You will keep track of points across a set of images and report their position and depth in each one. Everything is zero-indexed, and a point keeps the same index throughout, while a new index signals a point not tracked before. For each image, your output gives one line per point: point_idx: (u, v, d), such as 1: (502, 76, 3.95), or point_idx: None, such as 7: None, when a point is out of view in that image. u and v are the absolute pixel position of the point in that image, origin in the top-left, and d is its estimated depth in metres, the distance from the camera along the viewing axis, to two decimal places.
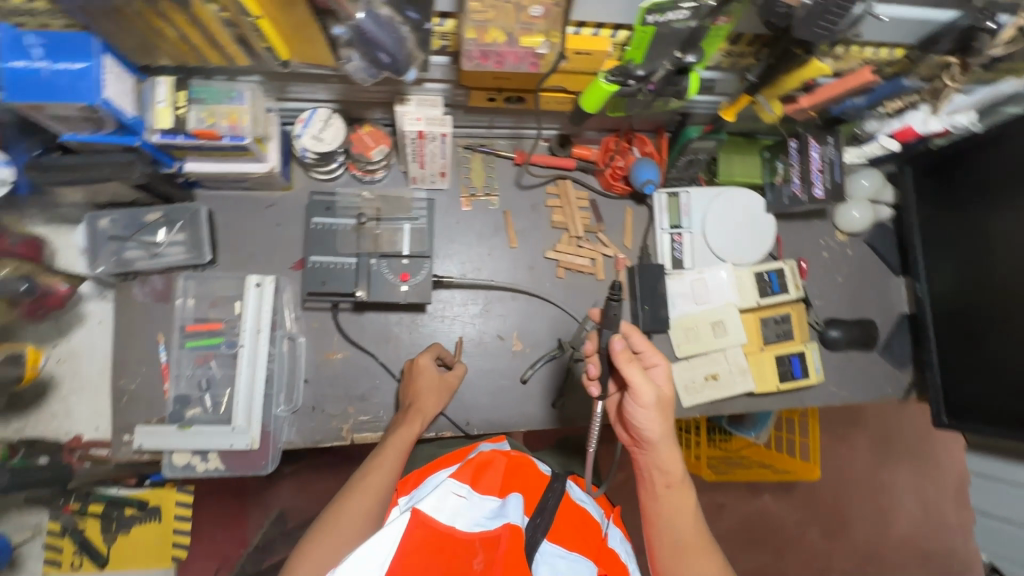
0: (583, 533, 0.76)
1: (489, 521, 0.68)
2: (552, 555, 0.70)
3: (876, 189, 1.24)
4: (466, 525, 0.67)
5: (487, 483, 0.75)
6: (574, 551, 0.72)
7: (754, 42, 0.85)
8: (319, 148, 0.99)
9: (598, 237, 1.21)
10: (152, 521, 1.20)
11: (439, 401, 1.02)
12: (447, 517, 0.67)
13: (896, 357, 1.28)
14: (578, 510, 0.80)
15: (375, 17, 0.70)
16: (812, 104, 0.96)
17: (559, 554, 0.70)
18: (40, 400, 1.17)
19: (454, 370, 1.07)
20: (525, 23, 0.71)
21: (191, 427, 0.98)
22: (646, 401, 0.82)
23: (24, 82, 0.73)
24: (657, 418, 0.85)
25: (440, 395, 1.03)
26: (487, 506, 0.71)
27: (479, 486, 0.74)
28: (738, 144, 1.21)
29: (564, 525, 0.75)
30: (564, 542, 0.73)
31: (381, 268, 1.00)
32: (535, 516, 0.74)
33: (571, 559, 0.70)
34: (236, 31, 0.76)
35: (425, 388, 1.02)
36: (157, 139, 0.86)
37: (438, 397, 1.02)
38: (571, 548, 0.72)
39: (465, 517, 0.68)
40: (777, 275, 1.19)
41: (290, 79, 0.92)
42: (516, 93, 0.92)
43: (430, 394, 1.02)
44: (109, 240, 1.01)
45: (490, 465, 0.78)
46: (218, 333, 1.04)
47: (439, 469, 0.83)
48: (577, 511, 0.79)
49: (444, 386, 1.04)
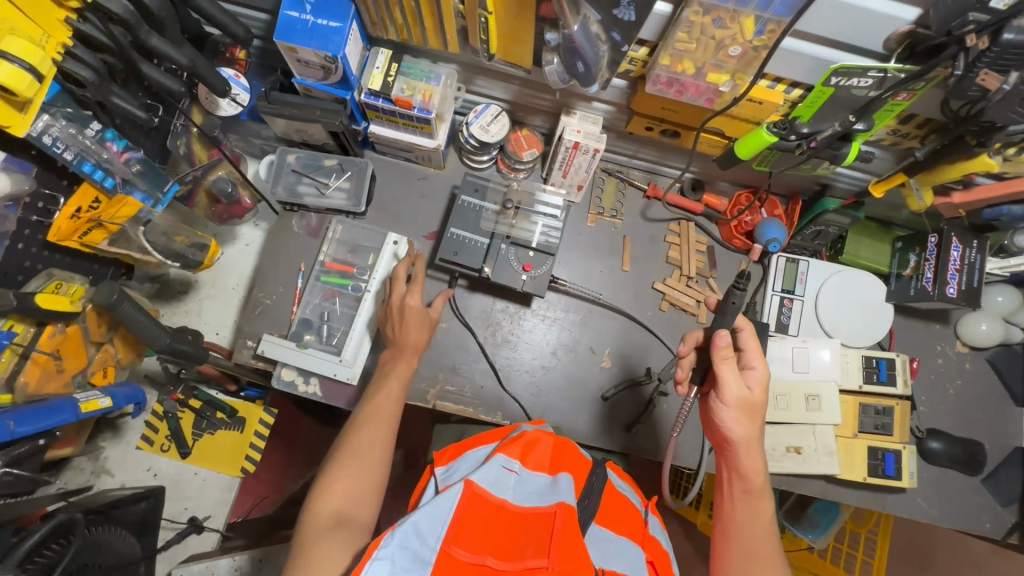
0: (626, 518, 0.80)
1: (542, 500, 0.73)
2: (602, 536, 0.75)
3: (1012, 308, 1.18)
4: (519, 500, 0.72)
5: (535, 459, 0.79)
6: (622, 534, 0.76)
7: (923, 126, 0.87)
8: (483, 138, 1.11)
9: (707, 282, 1.24)
10: (234, 430, 1.32)
11: (426, 329, 1.01)
12: (499, 490, 0.73)
13: (1001, 492, 1.17)
14: (621, 499, 0.84)
15: (586, 31, 0.79)
16: (965, 202, 0.96)
17: (606, 535, 0.75)
18: (181, 295, 1.33)
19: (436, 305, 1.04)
20: (720, 60, 0.78)
21: (307, 348, 1.10)
22: (732, 395, 0.83)
23: (291, 29, 0.89)
24: (742, 420, 0.84)
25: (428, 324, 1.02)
26: (539, 483, 0.76)
27: (528, 462, 0.78)
28: (871, 229, 1.21)
29: (609, 508, 0.80)
30: (613, 526, 0.77)
31: (508, 254, 1.11)
32: (583, 497, 0.77)
33: (618, 540, 0.75)
34: (462, 23, 0.91)
35: (416, 322, 1.00)
36: (363, 97, 1.01)
37: (425, 328, 1.01)
38: (620, 533, 0.76)
39: (516, 492, 0.73)
40: (887, 364, 1.15)
41: (480, 74, 1.06)
42: (675, 126, 1.00)
43: (418, 326, 1.00)
44: (290, 173, 1.17)
45: (535, 445, 0.80)
46: (349, 275, 1.16)
47: (477, 445, 0.85)
48: (620, 499, 0.82)
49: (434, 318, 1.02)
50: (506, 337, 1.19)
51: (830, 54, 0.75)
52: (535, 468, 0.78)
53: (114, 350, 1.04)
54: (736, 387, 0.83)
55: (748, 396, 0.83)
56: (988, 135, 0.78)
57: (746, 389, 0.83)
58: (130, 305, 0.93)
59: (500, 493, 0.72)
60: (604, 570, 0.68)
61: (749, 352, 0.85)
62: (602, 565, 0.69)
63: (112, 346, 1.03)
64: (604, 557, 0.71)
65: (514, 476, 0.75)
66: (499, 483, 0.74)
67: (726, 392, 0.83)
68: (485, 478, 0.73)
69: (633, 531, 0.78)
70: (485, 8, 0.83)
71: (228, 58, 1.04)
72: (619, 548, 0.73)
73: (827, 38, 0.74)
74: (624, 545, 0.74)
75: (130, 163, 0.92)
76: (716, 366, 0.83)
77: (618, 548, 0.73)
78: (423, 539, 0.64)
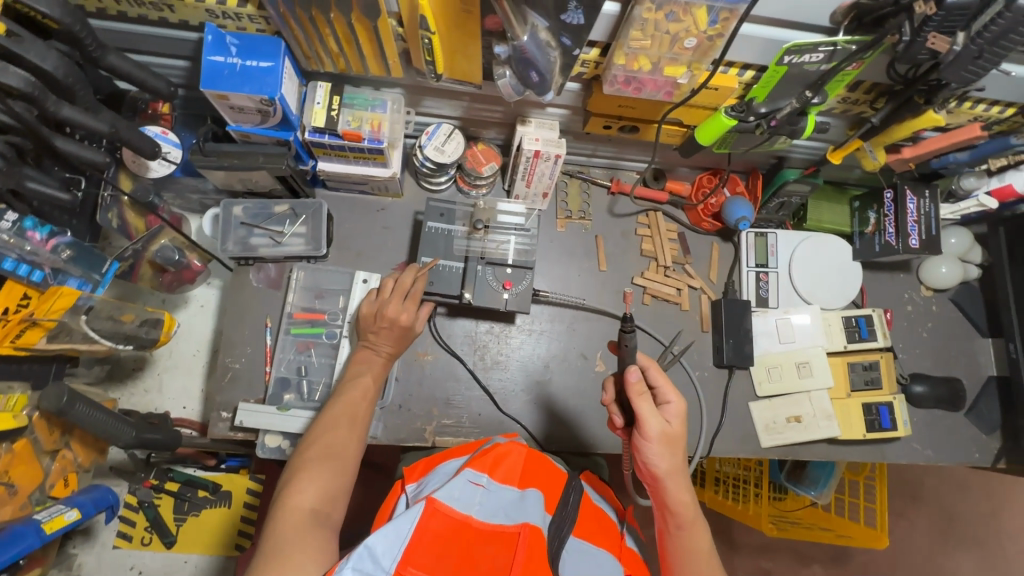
0: (603, 530, 0.80)
1: (509, 516, 0.70)
2: (578, 551, 0.73)
3: (965, 248, 1.24)
4: (483, 514, 0.69)
5: (506, 470, 0.76)
6: (601, 547, 0.76)
7: (871, 91, 0.89)
8: (440, 159, 1.06)
9: (684, 268, 1.24)
10: (222, 506, 1.22)
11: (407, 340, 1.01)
12: (464, 507, 0.70)
13: (985, 423, 1.22)
14: (597, 512, 0.84)
15: (536, 40, 0.77)
16: (915, 156, 1.00)
17: (584, 550, 0.74)
18: (137, 373, 1.22)
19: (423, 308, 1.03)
20: (676, 53, 0.77)
21: (290, 411, 1.01)
22: (652, 434, 0.78)
23: (217, 76, 0.83)
24: (665, 453, 0.80)
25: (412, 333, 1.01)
26: (507, 497, 0.73)
27: (496, 475, 0.75)
28: (827, 192, 1.24)
29: (587, 522, 0.79)
30: (591, 539, 0.76)
31: (486, 274, 1.07)
32: (558, 511, 0.76)
33: (597, 553, 0.74)
34: (402, 46, 0.86)
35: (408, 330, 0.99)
36: (307, 135, 0.95)
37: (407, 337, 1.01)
38: (598, 545, 0.76)
39: (483, 507, 0.70)
40: (866, 322, 1.19)
41: (428, 94, 1.01)
42: (634, 122, 1.00)
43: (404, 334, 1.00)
44: (239, 226, 1.09)
45: (506, 456, 0.78)
46: (320, 322, 1.09)
47: (448, 460, 0.84)
48: (595, 512, 0.83)
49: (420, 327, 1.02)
50: (495, 359, 1.15)
51: (780, 34, 0.76)
52: (505, 481, 0.75)
53: (73, 454, 0.92)
54: (656, 422, 0.79)
55: (669, 432, 0.79)
56: (935, 93, 0.81)
57: (666, 424, 0.79)
58: (84, 404, 0.84)
59: (465, 509, 0.69)
60: None
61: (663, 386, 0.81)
62: None
63: (69, 451, 0.92)
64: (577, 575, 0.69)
65: (481, 490, 0.73)
66: (464, 498, 0.71)
67: (645, 430, 0.78)
68: (450, 494, 0.70)
69: (612, 545, 0.78)
70: (427, 28, 0.78)
71: (150, 115, 0.96)
72: (595, 564, 0.72)
73: (776, 18, 0.74)
74: (603, 558, 0.74)
75: (57, 249, 0.83)
76: (633, 404, 0.78)
77: (596, 562, 0.72)
78: (377, 561, 0.61)
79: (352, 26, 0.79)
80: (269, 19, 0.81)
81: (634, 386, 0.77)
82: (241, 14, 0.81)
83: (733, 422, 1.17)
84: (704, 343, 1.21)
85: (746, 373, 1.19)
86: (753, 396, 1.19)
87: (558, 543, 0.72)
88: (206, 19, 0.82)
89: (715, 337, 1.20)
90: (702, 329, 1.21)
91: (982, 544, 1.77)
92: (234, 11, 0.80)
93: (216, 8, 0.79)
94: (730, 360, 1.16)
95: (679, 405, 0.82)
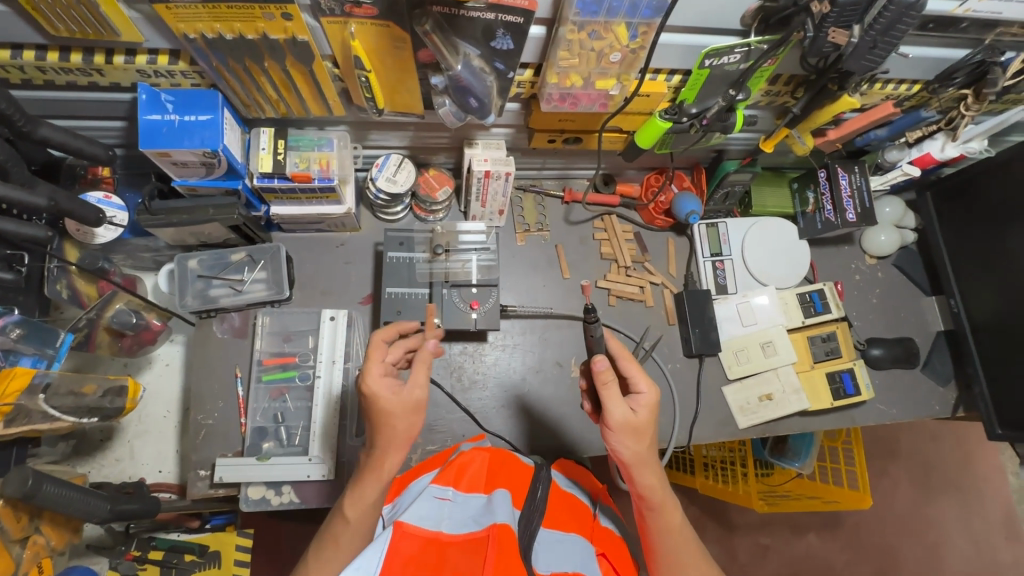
0: (573, 517, 0.86)
1: (475, 521, 0.77)
2: (549, 540, 0.79)
3: (899, 215, 1.32)
4: (451, 526, 0.76)
5: (468, 481, 0.87)
6: (570, 532, 0.82)
7: (790, 82, 0.95)
8: (392, 189, 1.07)
9: (644, 267, 1.28)
10: (212, 567, 1.18)
11: (415, 422, 0.74)
12: (433, 524, 0.75)
13: (939, 375, 1.29)
14: (566, 500, 0.89)
15: (470, 68, 0.79)
16: (839, 137, 1.06)
17: (554, 538, 0.80)
18: (106, 444, 1.18)
19: (419, 386, 0.74)
20: (604, 68, 0.81)
21: (270, 458, 1.00)
22: (616, 423, 0.78)
23: (156, 134, 0.82)
24: (630, 441, 0.80)
25: (414, 416, 0.74)
26: (473, 504, 0.82)
27: (461, 487, 0.85)
28: (768, 177, 1.31)
29: (555, 511, 0.85)
30: (560, 526, 0.83)
31: (452, 297, 1.08)
32: (527, 506, 0.81)
33: (566, 539, 0.80)
34: (341, 85, 0.87)
35: (393, 416, 0.72)
36: (256, 182, 0.95)
37: (409, 420, 0.73)
38: (567, 530, 0.82)
39: (452, 519, 0.77)
40: (819, 295, 1.25)
41: (372, 128, 1.03)
42: (576, 133, 1.03)
43: (398, 421, 0.73)
44: (196, 279, 1.07)
45: (468, 467, 0.90)
46: (292, 366, 1.08)
47: (421, 475, 0.94)
48: (564, 502, 0.88)
49: (416, 407, 0.73)
50: (472, 378, 1.16)
51: (698, 40, 0.80)
52: (469, 489, 0.86)
53: (45, 538, 0.88)
54: (620, 411, 0.78)
55: (634, 421, 0.79)
56: (846, 80, 0.87)
57: (632, 413, 0.79)
58: (51, 485, 0.80)
59: (434, 526, 0.75)
60: (551, 575, 0.71)
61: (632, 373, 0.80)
62: (548, 570, 0.72)
63: (40, 536, 0.88)
64: (550, 561, 0.74)
65: (447, 502, 0.82)
66: (434, 513, 0.78)
67: (609, 418, 0.78)
68: (419, 514, 0.77)
69: (581, 528, 0.85)
70: (363, 67, 0.79)
71: (92, 180, 0.95)
72: (566, 548, 0.78)
73: (691, 26, 0.79)
74: (573, 543, 0.80)
75: (7, 329, 0.82)
76: (598, 393, 0.78)
77: (567, 547, 0.78)
78: None
79: (287, 71, 0.80)
80: (203, 73, 0.81)
81: (603, 374, 0.77)
82: (173, 71, 0.80)
83: (709, 408, 1.21)
84: (672, 336, 1.24)
85: (715, 359, 1.24)
86: (725, 380, 1.23)
87: (530, 535, 0.75)
88: (138, 79, 0.82)
89: (682, 328, 1.24)
90: (669, 323, 1.25)
91: (957, 489, 1.86)
92: (165, 69, 0.80)
93: (146, 68, 0.79)
94: (698, 349, 1.20)
95: (647, 393, 0.80)
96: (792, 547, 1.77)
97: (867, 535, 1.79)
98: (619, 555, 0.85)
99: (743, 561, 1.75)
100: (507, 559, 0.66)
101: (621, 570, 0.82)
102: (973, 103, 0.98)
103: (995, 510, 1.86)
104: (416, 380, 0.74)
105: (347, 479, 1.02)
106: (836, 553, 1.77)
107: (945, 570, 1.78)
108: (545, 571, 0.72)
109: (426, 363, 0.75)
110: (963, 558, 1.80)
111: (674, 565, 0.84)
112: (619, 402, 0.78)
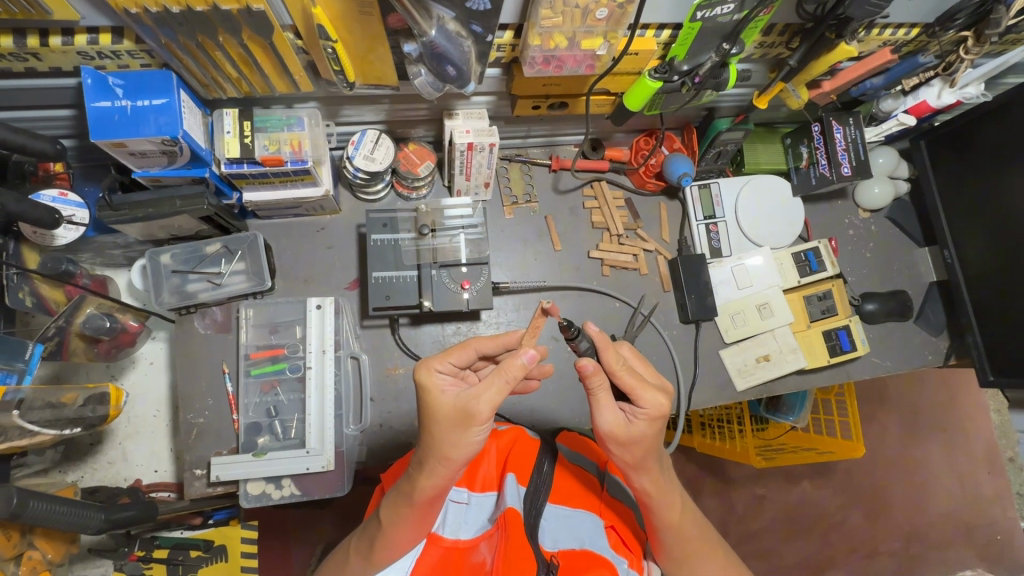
0: (582, 490, 0.85)
1: (489, 521, 0.82)
2: (556, 516, 0.80)
3: (893, 165, 1.29)
4: (469, 532, 0.82)
5: (482, 479, 0.88)
6: (578, 508, 0.82)
7: (785, 32, 0.91)
8: (371, 168, 1.02)
9: (637, 233, 1.25)
10: (219, 561, 1.18)
11: (463, 439, 0.69)
12: (452, 532, 0.82)
13: (932, 325, 1.28)
14: (574, 472, 0.88)
15: (445, 32, 0.72)
16: (836, 88, 1.02)
17: (561, 514, 0.80)
18: (96, 448, 1.16)
19: (482, 408, 0.66)
20: (589, 26, 0.75)
21: (265, 454, 0.97)
22: (601, 429, 0.75)
23: (107, 122, 0.76)
24: (621, 448, 0.76)
25: (466, 432, 0.68)
26: (486, 504, 0.84)
27: (475, 488, 0.87)
28: (760, 134, 1.25)
29: (561, 485, 0.84)
30: (567, 502, 0.82)
31: (442, 278, 1.04)
32: (533, 482, 0.81)
33: (573, 515, 0.80)
34: (306, 58, 0.81)
35: (441, 421, 0.68)
36: (223, 169, 0.89)
37: (456, 433, 0.68)
38: (575, 506, 0.82)
39: (466, 524, 0.83)
40: (814, 254, 1.24)
41: (345, 103, 0.96)
42: (562, 98, 0.98)
43: (445, 433, 0.69)
44: (171, 274, 1.03)
45: (481, 463, 0.89)
46: (281, 358, 1.04)
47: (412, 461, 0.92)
48: (569, 477, 0.86)
49: (470, 422, 0.67)
50: None
51: None
52: (483, 489, 0.86)
53: (39, 553, 0.90)
54: (610, 418, 0.74)
55: (624, 431, 0.74)
56: (844, 27, 0.82)
57: (623, 424, 0.74)
58: (38, 501, 0.79)
59: (453, 534, 0.82)
60: (558, 553, 0.74)
61: (631, 384, 0.74)
62: (555, 548, 0.75)
63: (35, 551, 0.90)
64: (557, 538, 0.77)
65: (464, 505, 0.85)
66: (452, 521, 0.84)
67: (597, 423, 0.75)
68: (440, 523, 0.83)
69: (589, 501, 0.84)
70: (328, 37, 0.73)
71: (43, 177, 0.90)
72: (572, 528, 0.78)
73: None
74: (578, 519, 0.80)
75: None
76: (589, 394, 0.74)
77: (573, 524, 0.79)
78: None
79: (244, 46, 0.73)
80: (152, 52, 0.75)
81: (590, 376, 0.72)
82: (118, 51, 0.74)
83: (706, 373, 1.21)
84: (668, 303, 1.23)
85: (712, 324, 1.23)
86: (722, 343, 1.22)
87: (536, 514, 0.76)
88: (80, 62, 0.75)
89: (678, 294, 1.22)
90: (664, 289, 1.23)
91: (946, 431, 1.92)
92: (108, 49, 0.73)
93: (88, 49, 0.72)
94: (695, 315, 1.18)
95: (647, 407, 0.74)
96: (786, 495, 1.80)
97: (861, 480, 1.84)
98: (628, 528, 0.85)
99: (739, 511, 1.77)
100: (513, 545, 0.70)
101: (629, 543, 0.83)
102: (973, 45, 0.95)
103: (978, 448, 1.93)
104: (482, 394, 0.67)
105: (347, 468, 1.00)
106: (829, 499, 1.81)
107: (933, 509, 1.85)
108: (552, 549, 0.75)
109: (498, 383, 0.67)
110: (948, 495, 1.87)
111: (678, 554, 0.85)
112: (607, 408, 0.74)
